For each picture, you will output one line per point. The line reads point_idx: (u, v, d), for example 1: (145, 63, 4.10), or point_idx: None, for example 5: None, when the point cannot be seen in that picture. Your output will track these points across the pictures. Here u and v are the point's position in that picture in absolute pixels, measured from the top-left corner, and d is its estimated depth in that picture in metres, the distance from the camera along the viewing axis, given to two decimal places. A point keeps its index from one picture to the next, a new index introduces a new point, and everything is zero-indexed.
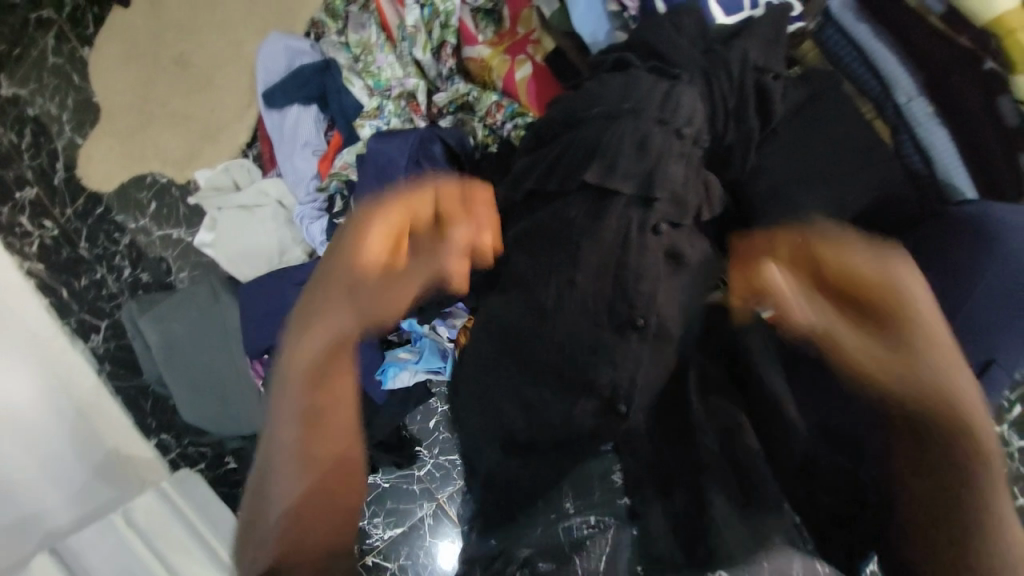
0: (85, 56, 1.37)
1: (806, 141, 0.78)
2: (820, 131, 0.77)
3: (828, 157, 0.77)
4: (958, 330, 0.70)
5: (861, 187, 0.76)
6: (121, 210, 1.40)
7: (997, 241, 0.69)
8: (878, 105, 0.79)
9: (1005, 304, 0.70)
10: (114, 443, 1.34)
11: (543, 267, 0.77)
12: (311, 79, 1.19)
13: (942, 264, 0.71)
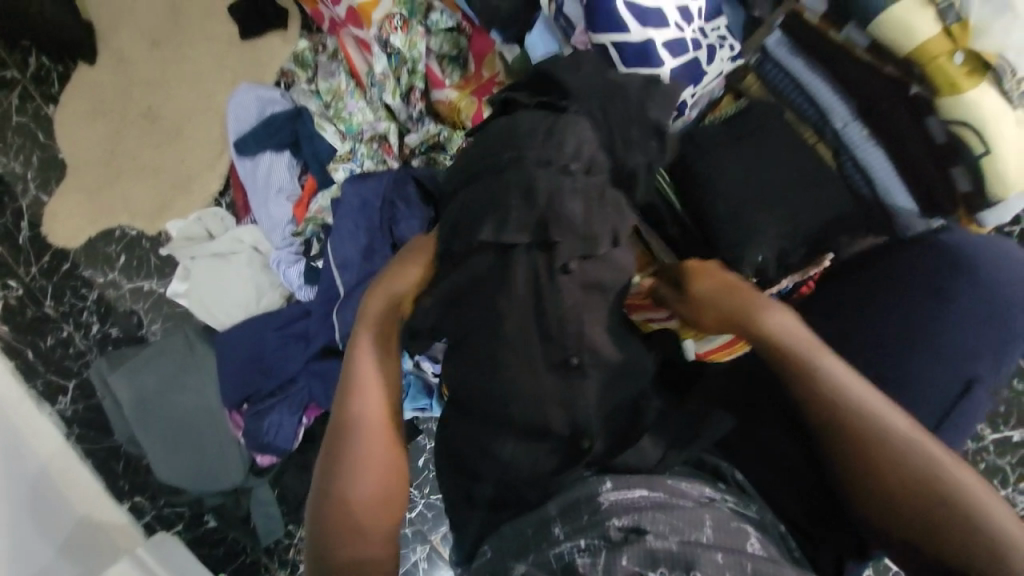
0: (50, 114, 1.37)
1: (756, 162, 0.78)
2: (768, 154, 0.79)
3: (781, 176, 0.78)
4: (942, 351, 0.72)
5: (813, 206, 0.78)
6: (88, 265, 1.37)
7: (962, 265, 0.75)
8: (818, 129, 0.83)
9: (976, 323, 0.73)
10: (84, 511, 1.26)
11: (508, 300, 0.72)
12: (283, 127, 1.21)
13: (920, 286, 0.75)
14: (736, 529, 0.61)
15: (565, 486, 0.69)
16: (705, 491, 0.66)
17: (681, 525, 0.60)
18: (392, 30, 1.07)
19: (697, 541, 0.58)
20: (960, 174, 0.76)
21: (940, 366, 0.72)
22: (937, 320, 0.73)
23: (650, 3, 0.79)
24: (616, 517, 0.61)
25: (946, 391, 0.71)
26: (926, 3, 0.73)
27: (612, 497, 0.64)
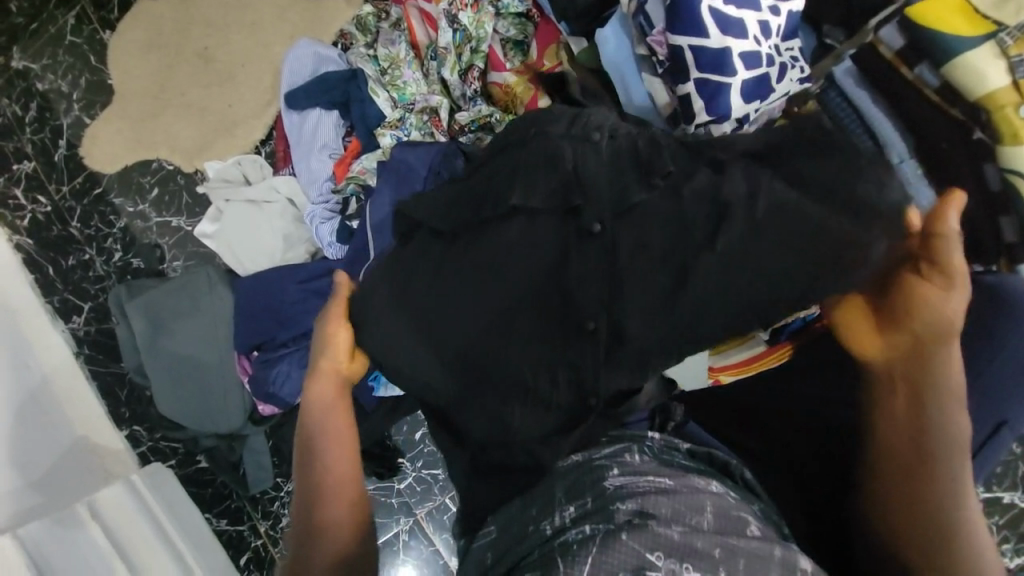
0: (105, 39, 1.38)
1: None
2: None
3: None
4: (981, 385, 0.73)
5: None
6: (119, 193, 1.38)
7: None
8: None
9: None
10: (82, 431, 1.27)
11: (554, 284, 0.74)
12: (337, 86, 1.23)
13: (969, 321, 0.75)
14: (738, 518, 0.63)
15: (574, 469, 0.73)
16: (713, 484, 0.68)
17: (683, 509, 0.62)
18: (462, 7, 1.10)
19: (696, 526, 0.61)
20: (1009, 223, 0.77)
21: (977, 398, 0.73)
22: (983, 362, 0.73)
23: (732, 13, 0.81)
24: (619, 504, 0.63)
25: (975, 424, 0.73)
26: (999, 55, 0.75)
27: (617, 482, 0.67)
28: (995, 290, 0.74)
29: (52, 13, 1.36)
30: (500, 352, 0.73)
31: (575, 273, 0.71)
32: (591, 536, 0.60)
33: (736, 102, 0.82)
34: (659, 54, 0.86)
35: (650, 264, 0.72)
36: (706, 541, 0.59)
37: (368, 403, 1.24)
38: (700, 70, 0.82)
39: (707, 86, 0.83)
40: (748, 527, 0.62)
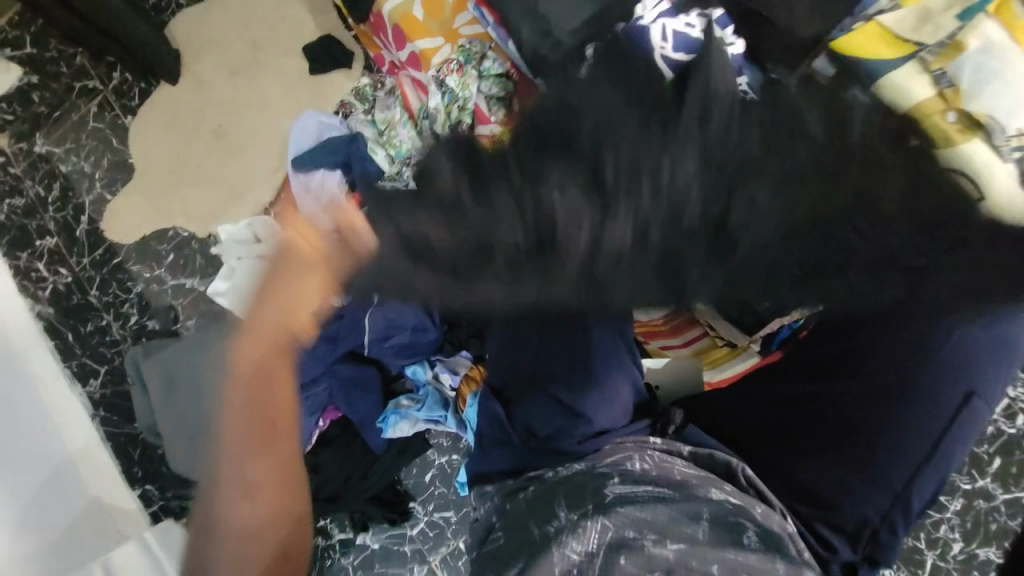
0: (127, 124, 1.52)
1: None
2: None
3: None
4: (944, 361, 0.81)
5: None
6: (137, 261, 1.45)
7: None
8: None
9: (985, 344, 0.81)
10: (97, 493, 1.29)
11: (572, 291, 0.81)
12: (338, 148, 1.34)
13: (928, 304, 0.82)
14: (734, 525, 0.65)
15: (576, 476, 0.75)
16: (712, 490, 0.69)
17: (680, 518, 0.65)
18: (449, 71, 1.25)
19: (692, 535, 0.64)
20: None
21: (942, 374, 0.81)
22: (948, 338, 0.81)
23: (685, 59, 0.92)
24: (620, 512, 0.66)
25: (947, 397, 0.81)
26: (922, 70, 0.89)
27: (618, 490, 0.70)
28: None
29: (74, 102, 1.52)
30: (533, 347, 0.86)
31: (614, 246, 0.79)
32: (592, 547, 0.64)
33: None
34: None
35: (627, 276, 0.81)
36: (705, 556, 0.62)
37: (377, 446, 1.26)
38: None
39: None
40: (747, 536, 0.64)
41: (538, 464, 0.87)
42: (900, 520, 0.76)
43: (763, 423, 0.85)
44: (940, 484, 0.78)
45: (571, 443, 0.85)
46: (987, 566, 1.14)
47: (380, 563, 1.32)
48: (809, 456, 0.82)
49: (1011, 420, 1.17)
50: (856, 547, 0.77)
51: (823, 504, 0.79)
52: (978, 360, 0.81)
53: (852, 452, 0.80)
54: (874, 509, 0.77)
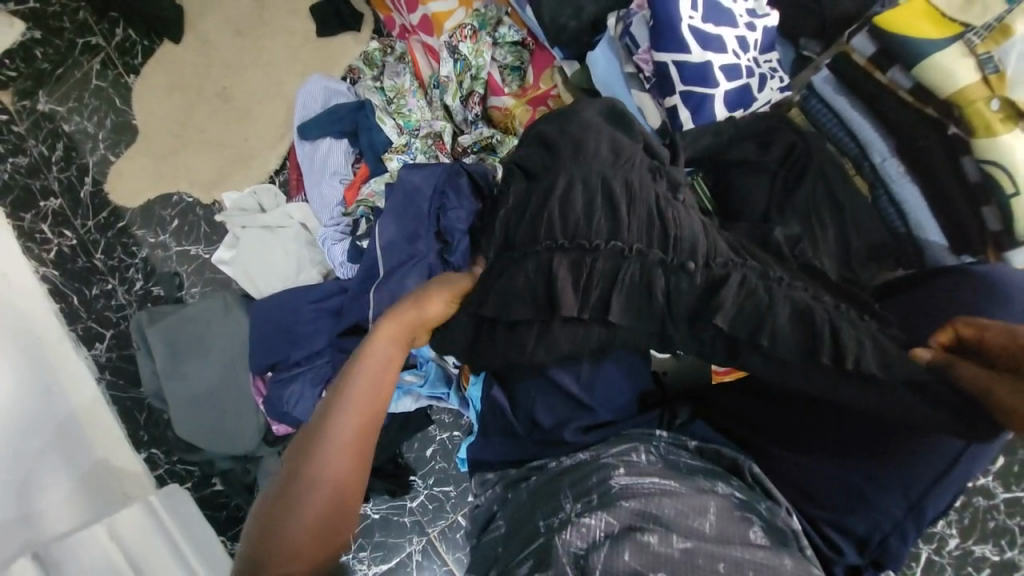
0: (130, 83, 1.48)
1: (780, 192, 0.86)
2: (800, 183, 0.85)
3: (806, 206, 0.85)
4: None
5: (842, 234, 0.83)
6: (141, 225, 1.43)
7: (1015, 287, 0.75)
8: (856, 163, 0.87)
9: None
10: (102, 455, 1.30)
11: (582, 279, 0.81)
12: (345, 115, 1.29)
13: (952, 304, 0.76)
14: (740, 520, 0.65)
15: (581, 466, 0.75)
16: (718, 485, 0.69)
17: (686, 512, 0.64)
18: (462, 38, 1.18)
19: (698, 529, 0.63)
20: (990, 213, 0.78)
21: None
22: None
23: (712, 31, 0.88)
24: (624, 505, 0.65)
25: None
26: (967, 54, 0.77)
27: (622, 481, 0.69)
28: (985, 276, 0.75)
29: (77, 60, 1.47)
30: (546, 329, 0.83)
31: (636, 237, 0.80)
32: (597, 539, 0.62)
33: (719, 110, 0.90)
34: (646, 71, 0.93)
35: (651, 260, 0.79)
36: (712, 554, 0.60)
37: (379, 418, 1.27)
38: (684, 84, 0.89)
39: (692, 97, 0.90)
40: (752, 530, 0.64)
41: (542, 452, 0.85)
42: (912, 528, 0.74)
43: (771, 421, 0.83)
44: (958, 490, 0.74)
45: (574, 433, 0.83)
46: (981, 562, 1.14)
47: (379, 533, 1.34)
48: (823, 459, 0.78)
49: None
50: (864, 551, 0.76)
51: (832, 507, 0.77)
52: None
53: (870, 459, 0.76)
54: (883, 513, 0.74)
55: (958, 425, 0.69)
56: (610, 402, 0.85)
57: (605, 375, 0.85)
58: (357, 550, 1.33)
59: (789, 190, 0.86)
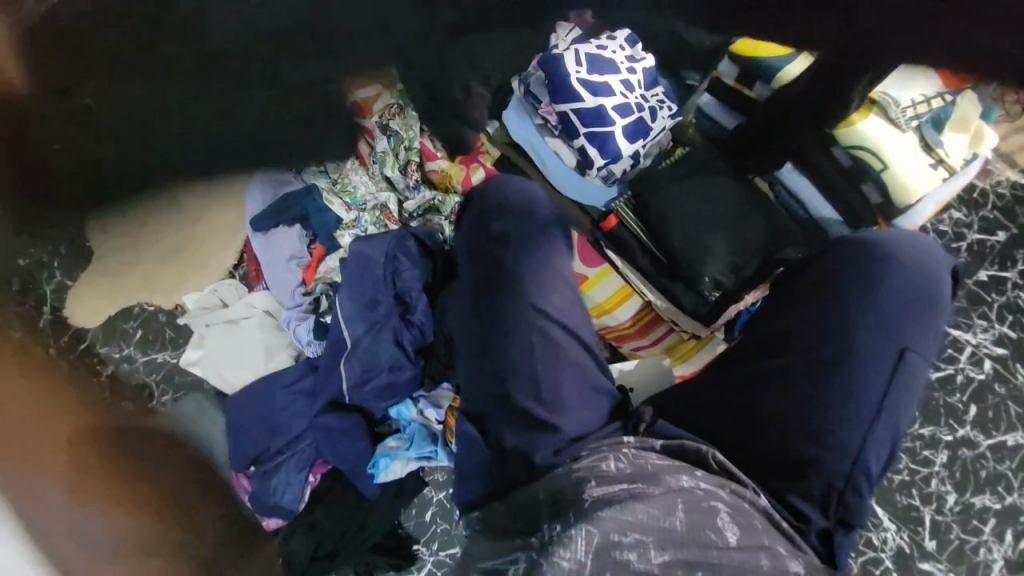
0: None
1: (684, 202, 0.96)
2: (698, 193, 0.96)
3: (711, 209, 0.96)
4: (867, 322, 0.85)
5: (750, 226, 0.95)
6: (105, 343, 1.44)
7: (884, 248, 0.88)
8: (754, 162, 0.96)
9: (905, 302, 0.86)
10: None
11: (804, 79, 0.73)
12: (293, 204, 1.35)
13: (844, 268, 0.87)
14: (708, 511, 0.68)
15: (554, 480, 0.77)
16: (682, 479, 0.72)
17: (657, 514, 0.66)
18: (391, 116, 1.26)
19: (670, 529, 0.65)
20: (869, 187, 0.93)
21: (872, 335, 0.85)
22: (866, 301, 0.86)
23: (598, 77, 0.95)
24: (601, 517, 0.65)
25: (882, 355, 0.84)
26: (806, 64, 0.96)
27: (595, 493, 0.71)
28: (864, 243, 0.88)
29: None
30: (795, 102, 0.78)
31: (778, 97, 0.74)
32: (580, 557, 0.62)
33: (622, 144, 0.96)
34: (552, 121, 0.99)
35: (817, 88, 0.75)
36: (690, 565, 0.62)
37: (371, 492, 1.24)
38: (586, 126, 0.95)
39: (595, 137, 0.96)
40: (720, 518, 0.68)
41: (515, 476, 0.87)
42: (862, 482, 0.79)
43: (715, 404, 0.87)
44: (892, 444, 0.82)
45: (545, 455, 0.83)
46: (984, 513, 1.17)
47: None
48: (765, 430, 0.84)
49: (977, 366, 1.22)
50: (827, 514, 0.78)
51: (786, 477, 0.81)
52: (905, 317, 0.86)
53: (811, 421, 0.83)
54: (830, 473, 0.80)
55: (855, 357, 0.84)
56: (573, 420, 0.88)
57: (565, 397, 0.89)
58: None
59: (694, 199, 0.96)
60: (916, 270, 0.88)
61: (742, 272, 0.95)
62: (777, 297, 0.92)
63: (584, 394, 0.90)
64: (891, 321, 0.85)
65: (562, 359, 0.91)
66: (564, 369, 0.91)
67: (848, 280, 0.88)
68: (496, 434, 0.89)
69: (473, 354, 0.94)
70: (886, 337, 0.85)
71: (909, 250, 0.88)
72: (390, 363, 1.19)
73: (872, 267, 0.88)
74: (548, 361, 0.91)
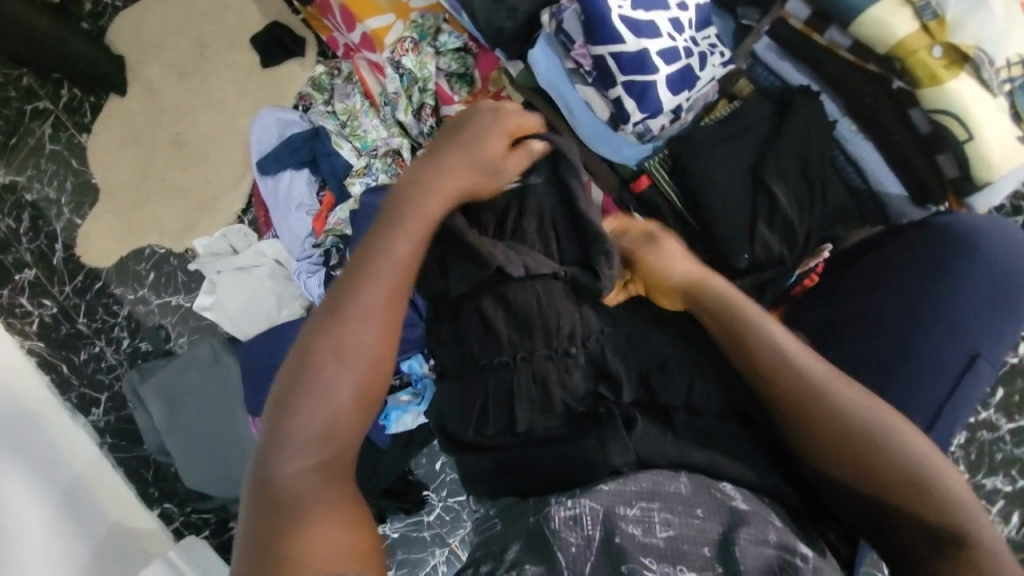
0: (84, 142, 1.44)
1: (735, 157, 0.86)
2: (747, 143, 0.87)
3: (755, 163, 0.86)
4: (942, 319, 0.75)
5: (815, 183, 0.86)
6: (118, 283, 1.41)
7: (974, 242, 0.77)
8: (817, 111, 0.86)
9: (989, 303, 0.76)
10: (116, 516, 1.31)
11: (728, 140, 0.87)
12: (302, 147, 1.28)
13: (917, 257, 0.78)
14: (714, 486, 0.64)
15: (560, 457, 0.69)
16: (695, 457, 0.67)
17: (662, 478, 0.63)
18: (404, 52, 1.13)
19: (676, 492, 0.62)
20: (947, 160, 0.83)
21: (945, 334, 0.75)
22: (946, 295, 0.76)
23: (642, 16, 0.83)
24: (601, 490, 0.62)
25: (953, 358, 0.74)
26: (904, 4, 0.80)
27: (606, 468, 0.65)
28: (950, 227, 0.78)
29: (28, 127, 1.43)
30: (748, 142, 0.87)
31: (737, 146, 0.87)
32: (578, 534, 0.59)
33: (664, 96, 0.86)
34: (585, 65, 0.88)
35: (772, 118, 0.88)
36: (694, 538, 0.58)
37: (382, 443, 1.26)
38: (625, 74, 0.84)
39: (635, 86, 0.86)
40: (723, 490, 0.63)
41: None
42: None
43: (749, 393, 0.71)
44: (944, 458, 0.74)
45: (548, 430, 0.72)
46: (994, 495, 1.15)
47: (402, 551, 1.35)
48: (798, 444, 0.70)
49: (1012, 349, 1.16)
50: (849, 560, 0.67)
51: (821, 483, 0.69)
52: (986, 320, 0.75)
53: None
54: None
55: (921, 358, 0.74)
56: (570, 400, 0.73)
57: (572, 373, 0.74)
58: None
59: (740, 152, 0.87)
60: (1006, 266, 0.77)
61: (789, 230, 0.85)
62: (832, 280, 0.83)
63: (575, 367, 0.74)
64: (971, 321, 0.75)
65: (545, 332, 0.75)
66: (570, 333, 0.75)
67: (919, 265, 0.78)
68: (491, 412, 0.74)
69: (456, 323, 0.80)
70: (960, 337, 0.74)
71: (1000, 245, 0.77)
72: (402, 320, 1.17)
73: (947, 255, 0.77)
74: (545, 330, 0.75)
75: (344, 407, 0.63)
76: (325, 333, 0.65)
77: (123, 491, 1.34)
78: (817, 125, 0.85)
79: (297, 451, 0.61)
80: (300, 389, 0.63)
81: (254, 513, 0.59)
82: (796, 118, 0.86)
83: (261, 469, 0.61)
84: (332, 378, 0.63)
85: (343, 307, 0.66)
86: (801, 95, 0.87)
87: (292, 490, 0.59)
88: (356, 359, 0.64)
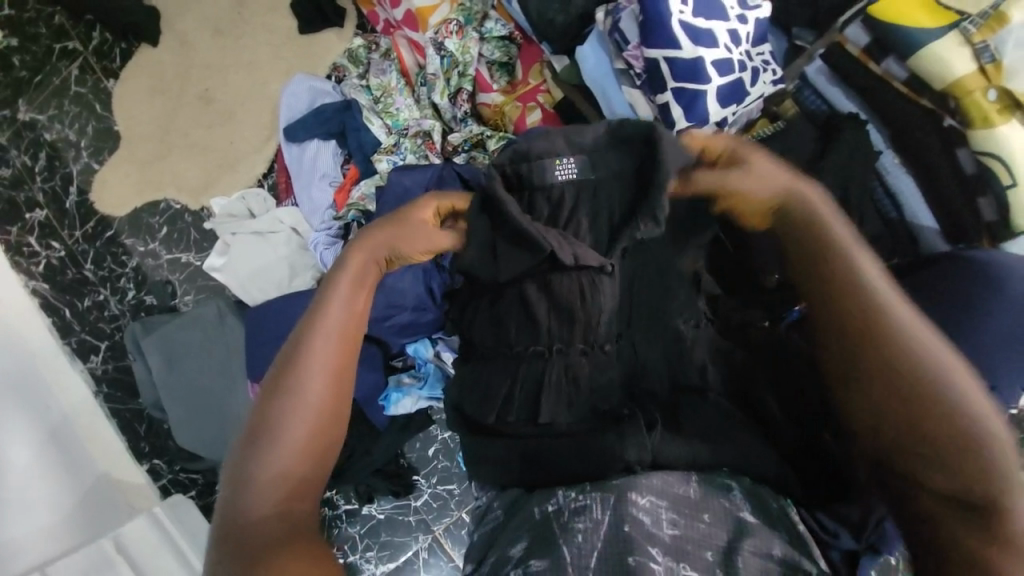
0: (109, 88, 1.42)
1: None
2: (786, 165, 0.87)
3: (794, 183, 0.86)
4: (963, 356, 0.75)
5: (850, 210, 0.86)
6: (130, 234, 1.40)
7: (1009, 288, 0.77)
8: (861, 140, 0.86)
9: (1012, 348, 0.76)
10: (105, 466, 1.31)
11: None
12: (332, 117, 1.27)
13: (944, 290, 0.78)
14: (722, 488, 0.64)
15: (575, 450, 0.70)
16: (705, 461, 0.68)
17: (672, 479, 0.63)
18: (448, 34, 1.14)
19: (684, 495, 0.62)
20: (987, 204, 0.83)
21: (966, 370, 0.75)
22: (969, 331, 0.76)
23: (702, 24, 0.83)
24: (612, 483, 0.63)
25: None
26: (963, 43, 0.80)
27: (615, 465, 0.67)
28: (986, 269, 0.77)
29: (55, 65, 1.41)
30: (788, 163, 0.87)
31: None
32: (585, 525, 0.60)
33: (713, 107, 0.85)
34: (636, 67, 0.87)
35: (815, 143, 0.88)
36: (699, 542, 0.59)
37: (380, 423, 1.26)
38: (676, 81, 0.84)
39: (684, 94, 0.85)
40: (733, 499, 0.63)
41: None
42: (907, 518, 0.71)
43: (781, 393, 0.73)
44: None
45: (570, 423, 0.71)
46: None
47: (385, 533, 1.34)
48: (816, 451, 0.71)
49: None
50: (860, 536, 0.71)
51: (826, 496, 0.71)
52: (1006, 362, 0.75)
53: None
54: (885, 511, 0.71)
55: None
56: (596, 397, 0.72)
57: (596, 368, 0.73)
58: (364, 550, 1.34)
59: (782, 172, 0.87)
60: None
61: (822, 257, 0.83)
62: None
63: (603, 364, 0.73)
64: (990, 361, 0.76)
65: (583, 327, 0.74)
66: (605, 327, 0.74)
67: (945, 301, 0.78)
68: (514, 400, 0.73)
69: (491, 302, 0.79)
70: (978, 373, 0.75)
71: None
72: (414, 302, 1.17)
73: (978, 295, 0.77)
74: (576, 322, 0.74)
75: (310, 436, 0.64)
76: (287, 370, 0.66)
77: (113, 442, 1.33)
78: (861, 155, 0.85)
79: (263, 487, 0.61)
80: (262, 426, 0.64)
81: (223, 553, 0.59)
82: (840, 145, 0.86)
83: (232, 504, 0.61)
84: (296, 411, 0.64)
85: (303, 345, 0.67)
86: (845, 123, 0.87)
87: (261, 526, 0.59)
88: (318, 388, 0.66)
